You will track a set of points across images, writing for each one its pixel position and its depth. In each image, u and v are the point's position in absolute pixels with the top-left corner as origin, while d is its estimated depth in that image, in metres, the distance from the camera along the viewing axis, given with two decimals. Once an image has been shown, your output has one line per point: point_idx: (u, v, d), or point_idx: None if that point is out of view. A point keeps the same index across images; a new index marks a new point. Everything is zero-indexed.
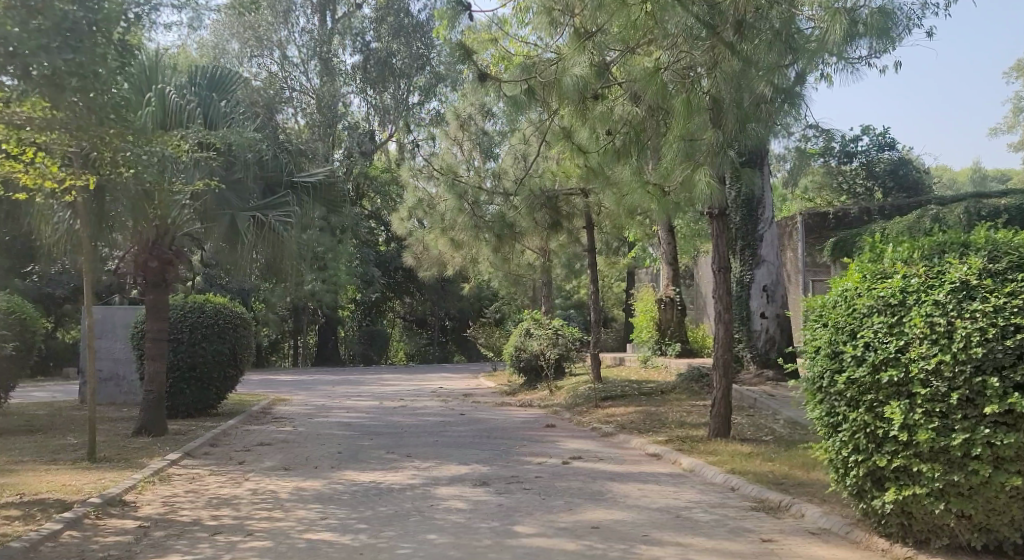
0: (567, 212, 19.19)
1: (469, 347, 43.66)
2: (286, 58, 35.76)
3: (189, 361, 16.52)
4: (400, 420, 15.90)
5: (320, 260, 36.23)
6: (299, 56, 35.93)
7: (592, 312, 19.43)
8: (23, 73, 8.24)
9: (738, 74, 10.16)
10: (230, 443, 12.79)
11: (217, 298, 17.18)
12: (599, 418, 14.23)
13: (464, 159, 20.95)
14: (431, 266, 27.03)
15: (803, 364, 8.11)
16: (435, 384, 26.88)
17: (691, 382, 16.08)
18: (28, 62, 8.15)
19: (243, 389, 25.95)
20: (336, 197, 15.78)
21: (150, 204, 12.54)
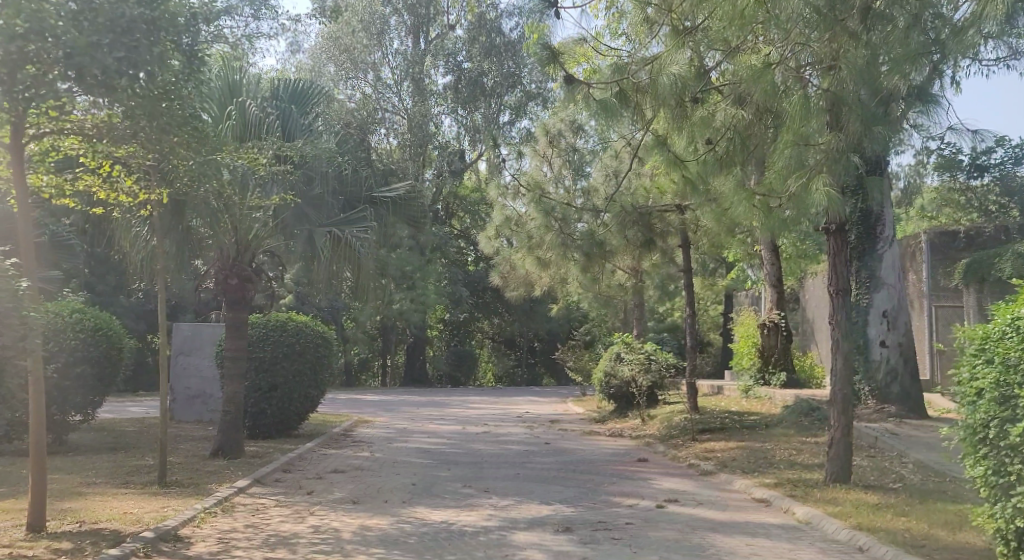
0: (661, 230, 18.10)
1: (558, 369, 42.72)
2: (379, 79, 35.61)
3: (270, 382, 15.65)
4: (483, 447, 15.10)
5: (408, 279, 35.76)
6: (392, 77, 35.78)
7: (688, 337, 18.30)
8: (77, 78, 7.71)
9: (863, 69, 9.08)
10: (305, 468, 12.14)
11: (299, 316, 16.37)
12: (699, 453, 13.24)
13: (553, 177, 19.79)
14: (519, 286, 26.21)
15: (960, 409, 7.16)
16: (522, 408, 25.94)
17: (799, 416, 15.19)
18: (81, 65, 7.60)
19: (328, 408, 25.52)
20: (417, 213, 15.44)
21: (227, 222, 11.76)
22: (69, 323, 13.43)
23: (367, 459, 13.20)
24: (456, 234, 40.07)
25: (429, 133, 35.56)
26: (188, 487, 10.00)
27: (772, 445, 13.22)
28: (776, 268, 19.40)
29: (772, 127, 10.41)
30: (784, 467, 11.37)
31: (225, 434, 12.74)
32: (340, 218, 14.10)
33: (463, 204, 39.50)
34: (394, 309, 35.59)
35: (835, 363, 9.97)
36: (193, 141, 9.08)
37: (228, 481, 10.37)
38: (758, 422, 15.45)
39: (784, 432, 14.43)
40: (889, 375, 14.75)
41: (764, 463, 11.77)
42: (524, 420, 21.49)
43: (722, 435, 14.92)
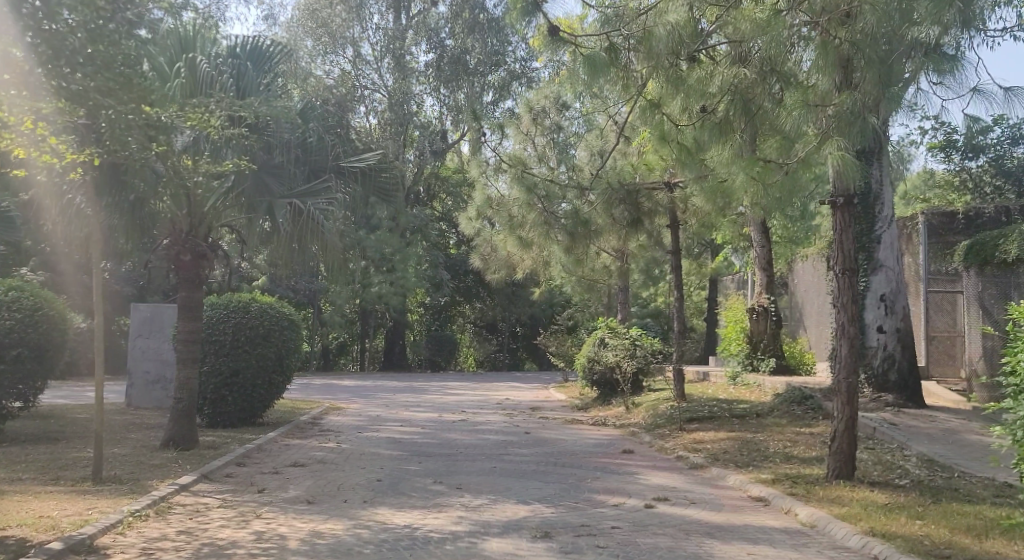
0: (649, 209, 17.33)
1: (540, 354, 41.93)
2: (359, 55, 34.62)
3: (232, 368, 14.79)
4: (458, 437, 14.25)
5: (387, 262, 34.87)
6: (372, 54, 34.76)
7: (674, 321, 17.41)
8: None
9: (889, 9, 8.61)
10: (265, 459, 11.26)
11: (263, 298, 15.39)
12: (688, 445, 12.39)
13: (538, 157, 18.30)
14: (500, 268, 25.32)
15: None
16: (502, 395, 25.12)
17: (792, 405, 14.33)
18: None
19: (302, 393, 24.65)
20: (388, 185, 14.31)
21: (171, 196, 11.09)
22: (6, 303, 12.62)
23: (332, 450, 12.30)
24: (437, 216, 39.13)
25: (411, 112, 34.54)
26: (127, 484, 9.10)
27: (765, 437, 12.40)
28: (767, 251, 18.56)
29: (775, 90, 9.84)
30: (780, 461, 10.53)
31: (177, 423, 12.04)
32: (305, 188, 12.90)
33: (444, 185, 38.52)
34: (372, 293, 34.69)
35: (839, 348, 9.10)
36: (118, 89, 8.60)
37: (172, 476, 9.47)
38: (748, 410, 14.65)
39: (777, 422, 13.60)
40: (886, 362, 13.99)
41: (758, 456, 10.92)
42: (503, 407, 20.69)
43: (710, 424, 14.08)
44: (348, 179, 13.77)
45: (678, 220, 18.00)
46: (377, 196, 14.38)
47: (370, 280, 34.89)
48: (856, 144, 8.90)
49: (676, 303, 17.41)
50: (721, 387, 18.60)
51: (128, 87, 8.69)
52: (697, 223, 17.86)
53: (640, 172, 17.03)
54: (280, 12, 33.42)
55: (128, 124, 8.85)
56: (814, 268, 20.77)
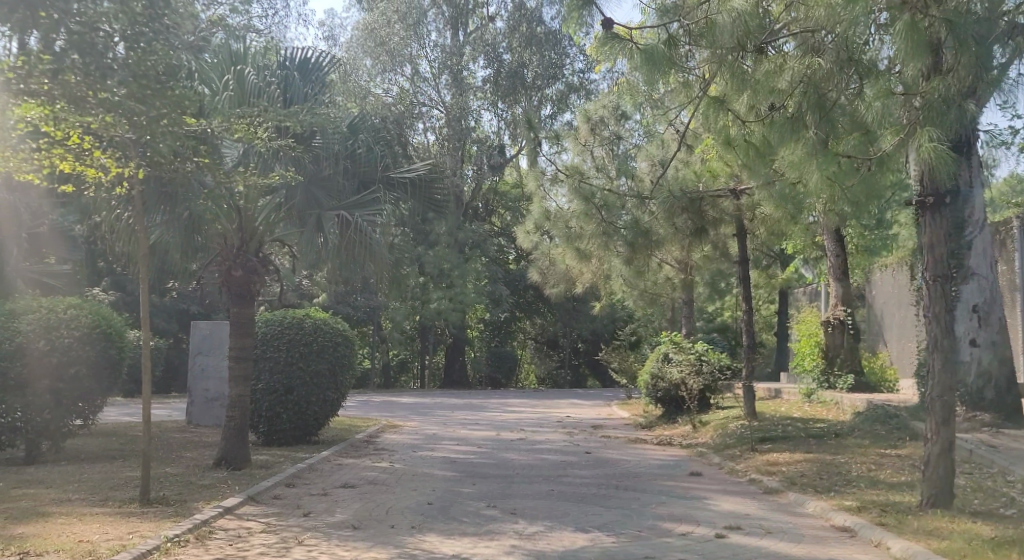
0: (714, 218, 16.64)
1: (602, 370, 41.17)
2: (417, 73, 34.28)
3: (287, 385, 14.36)
4: (518, 457, 13.68)
5: (447, 279, 34.51)
6: (430, 71, 34.40)
7: (744, 336, 16.58)
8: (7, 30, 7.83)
9: None
10: (316, 479, 10.82)
11: (317, 313, 14.99)
12: (762, 468, 11.66)
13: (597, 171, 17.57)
14: (560, 282, 24.73)
15: None
16: (563, 412, 24.44)
17: (875, 425, 13.49)
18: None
19: (359, 411, 24.26)
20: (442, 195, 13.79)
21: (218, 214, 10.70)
22: (65, 320, 12.16)
23: (388, 471, 11.84)
24: (496, 232, 38.69)
25: (469, 127, 34.19)
26: (169, 507, 8.69)
27: (847, 459, 11.60)
28: (842, 261, 17.84)
29: (850, 81, 9.62)
30: (867, 486, 9.76)
31: (230, 444, 11.35)
32: (354, 199, 12.43)
33: (503, 200, 38.03)
34: (431, 310, 34.26)
35: (933, 364, 8.52)
36: (154, 95, 8.34)
37: (216, 498, 9.04)
38: (826, 430, 13.85)
39: (857, 444, 12.80)
40: (981, 378, 13.12)
41: (841, 481, 10.16)
42: (565, 425, 20.03)
43: (785, 445, 13.33)
44: (399, 191, 13.19)
45: (746, 229, 17.26)
46: (429, 206, 13.83)
47: (429, 297, 34.47)
48: (948, 133, 8.45)
49: (746, 316, 16.61)
50: (795, 405, 17.78)
51: (166, 95, 8.40)
52: (767, 230, 17.13)
53: (706, 180, 16.30)
54: (338, 30, 33.34)
55: (168, 133, 8.58)
56: (896, 279, 19.83)
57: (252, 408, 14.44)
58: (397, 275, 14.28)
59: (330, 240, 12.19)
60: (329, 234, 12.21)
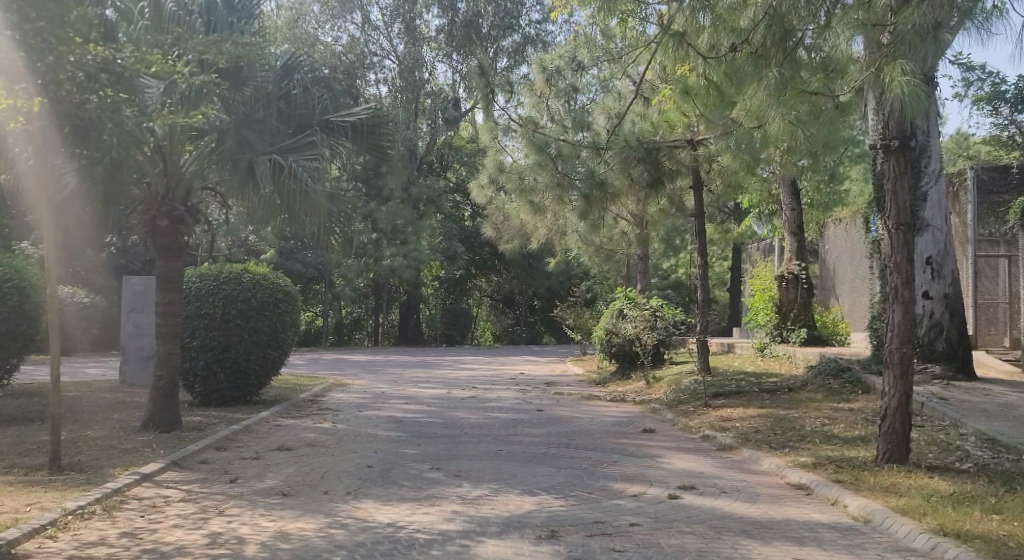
0: (671, 169, 16.16)
1: (558, 328, 40.89)
2: (367, 20, 33.33)
3: (224, 342, 13.82)
4: (467, 415, 13.27)
5: (400, 235, 33.91)
6: (381, 19, 33.42)
7: (697, 290, 16.18)
8: None
9: None
10: (251, 441, 10.32)
11: (256, 267, 14.45)
12: (715, 423, 11.31)
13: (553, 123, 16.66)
14: (514, 238, 24.24)
15: None
16: (517, 369, 24.10)
17: (826, 377, 13.19)
18: None
19: (309, 369, 23.73)
20: (383, 138, 13.10)
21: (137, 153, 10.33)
22: None
23: (329, 431, 11.30)
24: (451, 187, 38.03)
25: (422, 79, 33.38)
26: (85, 474, 8.12)
27: (802, 414, 11.29)
28: (797, 215, 17.56)
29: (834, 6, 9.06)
30: (821, 440, 9.42)
31: (157, 404, 11.13)
32: (288, 143, 11.82)
33: (458, 155, 37.24)
34: (384, 266, 33.55)
35: (891, 316, 8.17)
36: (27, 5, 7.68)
37: (137, 464, 8.47)
38: (781, 384, 13.53)
39: (810, 397, 12.50)
40: (932, 331, 12.91)
41: (796, 436, 9.81)
42: (518, 382, 19.67)
43: (738, 400, 13.01)
44: (336, 134, 12.59)
45: (702, 181, 16.80)
46: (372, 153, 13.17)
47: (382, 254, 33.75)
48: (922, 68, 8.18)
49: (700, 269, 16.24)
50: (748, 360, 17.47)
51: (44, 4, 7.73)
52: (723, 182, 16.67)
53: (661, 130, 15.80)
54: None
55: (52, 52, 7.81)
56: (847, 233, 19.60)
57: (187, 366, 13.91)
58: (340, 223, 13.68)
59: (263, 187, 11.35)
60: (263, 178, 11.36)
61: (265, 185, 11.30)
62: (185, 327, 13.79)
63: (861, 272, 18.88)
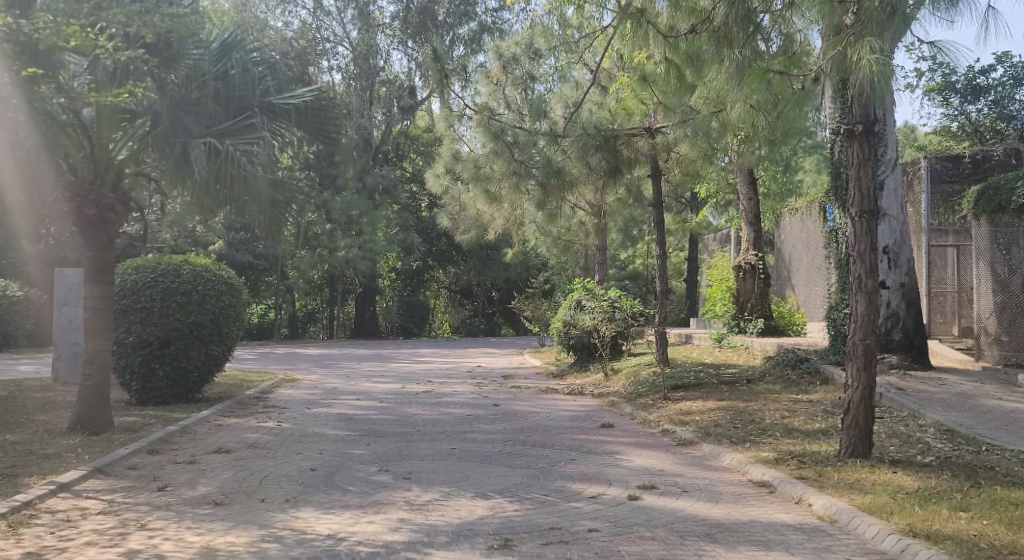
0: (630, 158, 15.73)
1: (516, 319, 40.53)
2: (320, 7, 32.74)
3: (163, 338, 13.29)
4: (419, 411, 12.89)
5: (355, 226, 33.35)
6: (334, 5, 32.85)
7: (655, 281, 15.88)
8: None
9: None
10: (191, 444, 9.89)
11: (197, 259, 13.99)
12: (674, 417, 11.01)
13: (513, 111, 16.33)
14: (470, 229, 23.85)
15: None
16: (474, 362, 23.73)
17: (785, 368, 12.95)
18: None
19: (260, 364, 23.19)
20: (333, 124, 12.51)
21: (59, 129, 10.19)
22: None
23: (275, 431, 10.86)
24: (407, 177, 37.51)
25: (377, 66, 32.86)
26: (5, 485, 7.71)
27: (761, 406, 11.02)
28: (752, 204, 17.33)
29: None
30: (782, 434, 9.14)
31: (84, 403, 10.76)
32: (226, 126, 11.40)
33: (414, 144, 36.72)
34: (338, 258, 32.90)
35: (854, 306, 7.89)
36: None
37: (62, 473, 8.09)
38: (740, 375, 13.26)
39: (769, 388, 12.25)
40: (889, 321, 12.71)
41: (756, 429, 9.50)
42: (473, 375, 19.32)
43: (697, 392, 12.73)
44: (281, 118, 12.03)
45: (660, 168, 16.48)
46: (318, 139, 12.50)
47: (337, 245, 33.12)
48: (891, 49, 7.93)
49: (658, 258, 15.94)
50: (706, 351, 17.20)
51: None
52: (684, 170, 16.27)
53: (621, 117, 15.36)
54: None
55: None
56: (802, 223, 19.44)
57: (123, 362, 13.38)
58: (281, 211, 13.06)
59: (199, 173, 10.79)
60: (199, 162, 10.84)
61: (200, 169, 10.75)
62: (119, 322, 13.25)
63: (815, 262, 18.73)
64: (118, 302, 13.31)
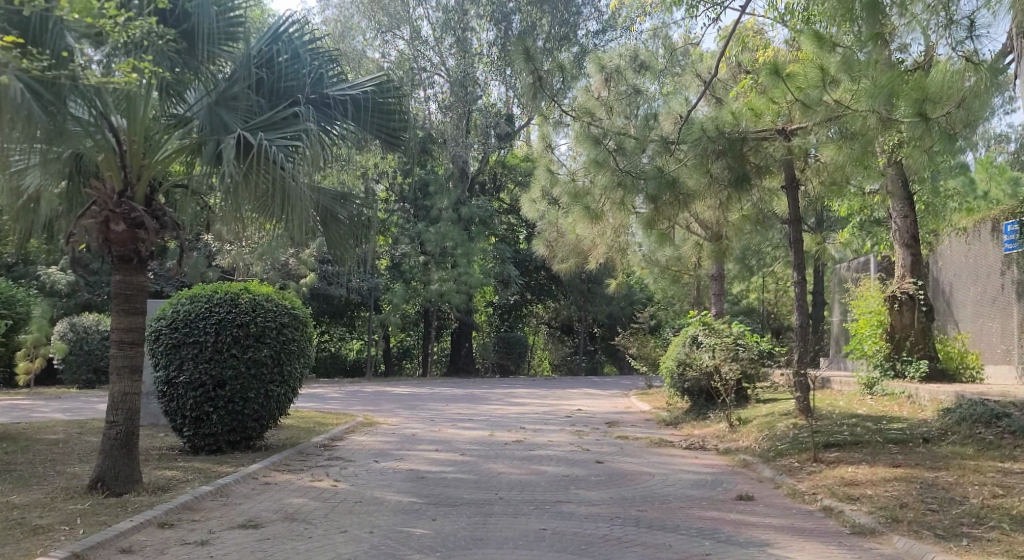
0: (758, 166, 13.34)
1: (620, 357, 37.89)
2: (416, 35, 31.03)
3: (217, 377, 11.24)
4: (508, 469, 10.63)
5: (449, 259, 31.32)
6: (432, 34, 31.10)
7: (794, 313, 13.25)
8: None
9: None
10: (217, 512, 7.86)
11: (259, 287, 11.93)
12: (837, 490, 8.64)
13: (616, 118, 13.88)
14: (569, 258, 21.48)
15: None
16: (575, 405, 21.25)
17: (977, 423, 10.85)
18: None
19: (342, 404, 21.17)
20: (394, 116, 10.74)
21: (71, 126, 8.40)
22: None
23: (327, 494, 8.71)
24: (504, 210, 35.43)
25: (475, 94, 30.99)
26: None
27: (956, 480, 8.60)
28: (910, 224, 15.40)
29: None
30: (1011, 527, 6.95)
31: (108, 455, 8.60)
32: (264, 118, 9.35)
33: (512, 173, 34.68)
34: (432, 291, 30.87)
35: None
36: None
37: None
38: (909, 434, 10.95)
39: (953, 454, 9.89)
40: None
41: (966, 517, 7.30)
42: (574, 422, 16.89)
43: (856, 453, 10.39)
44: (326, 109, 10.17)
45: (796, 178, 13.87)
46: (380, 139, 10.84)
47: (430, 278, 31.05)
48: None
49: (797, 287, 13.30)
50: (855, 398, 14.87)
51: None
52: (825, 178, 13.75)
53: (748, 119, 13.00)
54: None
55: None
56: (977, 248, 16.87)
57: (172, 406, 11.33)
58: (335, 224, 11.25)
59: (230, 171, 8.67)
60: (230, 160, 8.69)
61: (232, 167, 8.61)
62: (167, 359, 11.25)
63: (989, 292, 16.49)
64: (167, 336, 11.33)
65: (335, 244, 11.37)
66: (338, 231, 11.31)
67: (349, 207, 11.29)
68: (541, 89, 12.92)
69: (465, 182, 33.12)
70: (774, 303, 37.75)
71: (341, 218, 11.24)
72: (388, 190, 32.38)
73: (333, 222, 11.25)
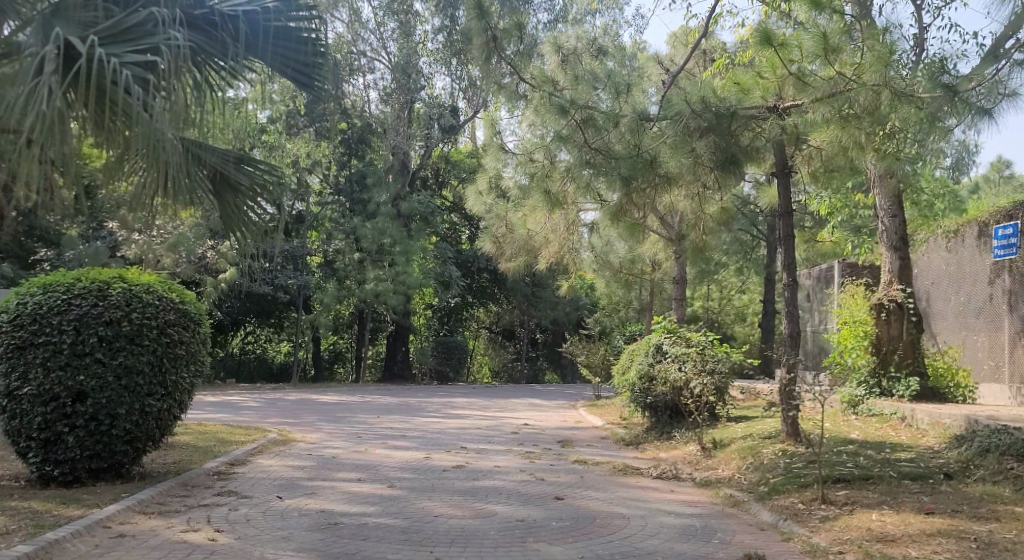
0: (747, 146, 11.34)
1: (565, 365, 35.92)
2: (356, 18, 28.73)
3: (74, 388, 9.11)
4: (444, 508, 8.54)
5: (386, 256, 29.00)
6: (374, 18, 28.78)
7: (782, 320, 11.33)
8: None
9: None
10: None
11: (137, 275, 9.84)
12: (872, 551, 6.62)
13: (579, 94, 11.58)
14: (517, 255, 19.44)
15: None
16: (521, 419, 19.15)
17: (1007, 459, 8.98)
18: None
19: (260, 414, 18.79)
20: (295, 38, 9.20)
21: None
22: None
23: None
24: (447, 208, 33.29)
25: (418, 84, 28.82)
26: None
27: (1021, 538, 6.73)
28: (899, 224, 13.39)
29: None
30: None
31: None
32: (110, 23, 8.01)
33: (454, 170, 32.61)
34: (366, 291, 28.46)
35: None
36: None
37: None
38: (927, 468, 9.00)
39: (990, 496, 7.98)
40: None
41: None
42: (521, 440, 14.83)
43: (869, 489, 8.48)
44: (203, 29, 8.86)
45: (787, 164, 11.88)
46: (284, 74, 9.29)
47: (365, 276, 28.65)
48: None
49: (787, 291, 11.30)
50: (837, 417, 12.94)
51: None
52: (827, 163, 11.74)
53: (734, 94, 11.02)
54: None
55: None
56: (962, 252, 15.19)
57: (16, 424, 9.13)
58: (232, 194, 9.35)
59: (50, 84, 7.42)
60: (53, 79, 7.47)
61: (51, 80, 7.39)
62: (9, 364, 9.09)
63: (974, 302, 14.76)
64: (12, 334, 9.19)
65: (230, 218, 9.47)
66: (237, 202, 9.43)
67: (249, 172, 9.39)
68: (495, 48, 10.97)
69: (405, 177, 30.97)
70: (721, 312, 36.14)
71: (240, 185, 9.35)
72: (323, 183, 30.07)
73: (230, 191, 9.35)
